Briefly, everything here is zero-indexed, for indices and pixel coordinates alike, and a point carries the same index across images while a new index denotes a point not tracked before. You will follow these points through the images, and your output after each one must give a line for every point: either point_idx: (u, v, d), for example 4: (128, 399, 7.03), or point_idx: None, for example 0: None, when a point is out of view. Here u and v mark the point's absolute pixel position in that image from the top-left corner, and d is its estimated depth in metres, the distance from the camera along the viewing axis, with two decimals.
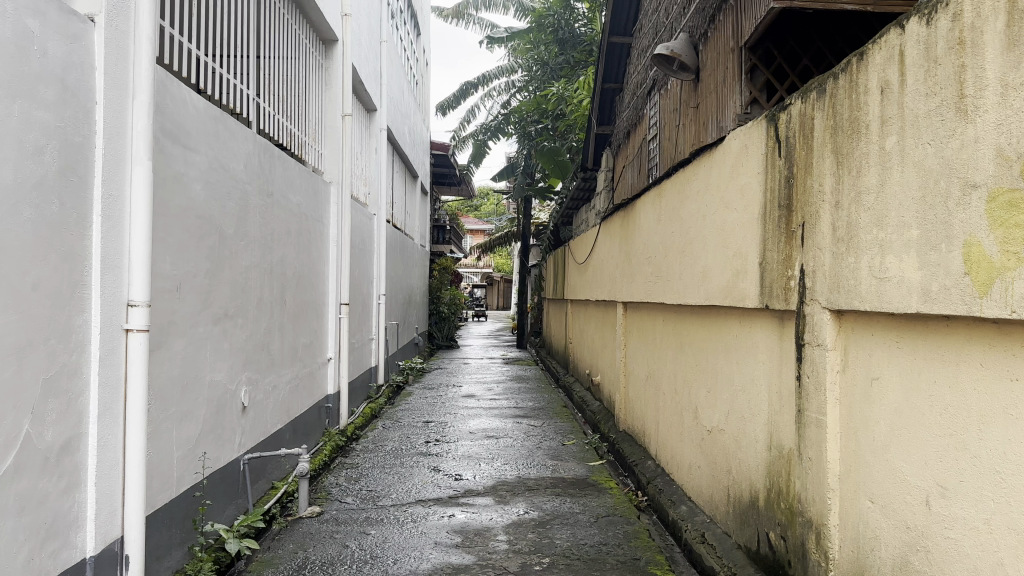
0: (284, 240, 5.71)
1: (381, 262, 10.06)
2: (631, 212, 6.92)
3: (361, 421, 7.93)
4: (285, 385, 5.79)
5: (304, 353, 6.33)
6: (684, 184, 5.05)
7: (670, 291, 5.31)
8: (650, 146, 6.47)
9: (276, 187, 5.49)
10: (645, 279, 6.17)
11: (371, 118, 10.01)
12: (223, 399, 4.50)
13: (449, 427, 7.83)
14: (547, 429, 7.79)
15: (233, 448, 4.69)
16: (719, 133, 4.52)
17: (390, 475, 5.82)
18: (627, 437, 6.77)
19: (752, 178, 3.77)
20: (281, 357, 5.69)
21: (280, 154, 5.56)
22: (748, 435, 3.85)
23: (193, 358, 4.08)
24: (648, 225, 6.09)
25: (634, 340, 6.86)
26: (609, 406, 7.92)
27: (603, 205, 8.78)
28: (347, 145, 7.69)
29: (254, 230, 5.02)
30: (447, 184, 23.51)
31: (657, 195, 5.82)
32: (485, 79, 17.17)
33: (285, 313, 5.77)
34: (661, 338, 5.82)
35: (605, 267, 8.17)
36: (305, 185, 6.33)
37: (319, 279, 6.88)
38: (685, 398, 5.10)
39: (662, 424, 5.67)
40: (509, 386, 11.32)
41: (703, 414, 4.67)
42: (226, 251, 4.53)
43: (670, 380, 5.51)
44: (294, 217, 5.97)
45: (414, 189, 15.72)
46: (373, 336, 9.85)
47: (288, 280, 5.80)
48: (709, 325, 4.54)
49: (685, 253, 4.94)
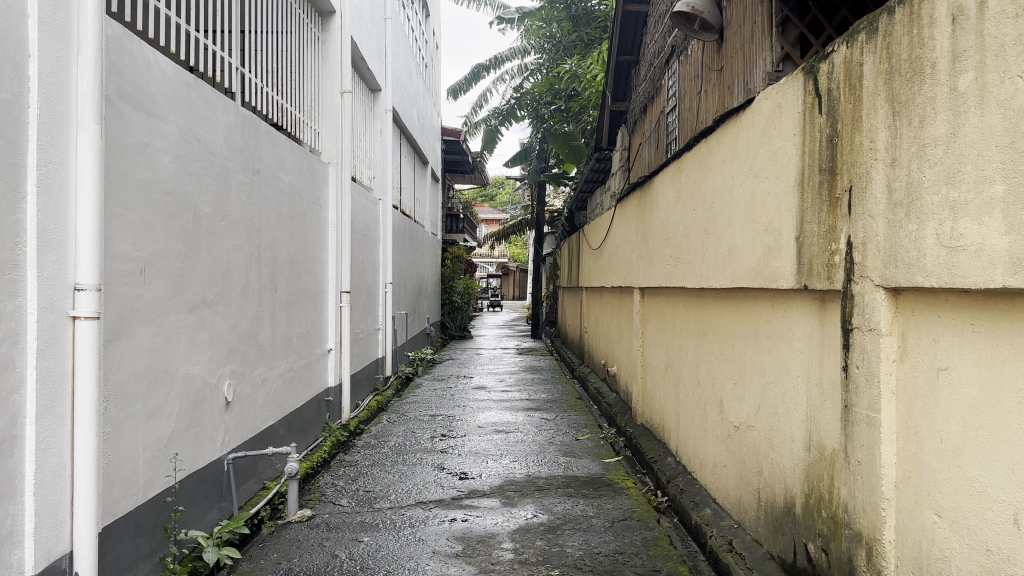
0: (274, 223, 5.31)
1: (387, 249, 9.67)
2: (648, 191, 6.48)
3: (365, 415, 7.54)
4: (278, 378, 5.41)
5: (300, 344, 5.95)
6: (706, 156, 4.60)
7: (692, 274, 4.86)
8: (668, 119, 6.03)
9: (263, 164, 5.09)
10: (664, 262, 5.72)
11: (375, 99, 9.62)
12: (202, 394, 4.12)
13: (457, 421, 7.43)
14: (560, 422, 7.37)
15: (215, 447, 4.31)
16: (746, 95, 4.06)
17: (391, 474, 5.42)
18: (645, 432, 6.33)
19: (787, 142, 3.32)
20: (273, 348, 5.30)
21: (267, 129, 5.16)
22: (782, 432, 3.42)
23: (164, 349, 3.69)
24: (666, 204, 5.63)
25: (652, 328, 6.41)
26: (625, 398, 7.49)
27: (618, 186, 8.33)
28: (347, 124, 7.29)
29: (237, 210, 4.63)
30: (461, 172, 23.10)
31: (677, 170, 5.36)
32: (498, 61, 16.69)
33: (277, 301, 5.39)
34: (682, 325, 5.35)
35: (622, 251, 7.70)
36: (299, 164, 5.93)
37: (317, 265, 6.49)
38: (709, 390, 4.66)
39: (684, 418, 5.22)
40: (522, 378, 10.91)
41: (729, 408, 4.23)
42: (203, 232, 4.13)
43: (692, 371, 5.06)
44: (285, 197, 5.56)
45: (424, 175, 15.31)
46: (379, 326, 9.47)
47: (279, 265, 5.41)
48: (736, 310, 4.09)
49: (709, 231, 4.49)
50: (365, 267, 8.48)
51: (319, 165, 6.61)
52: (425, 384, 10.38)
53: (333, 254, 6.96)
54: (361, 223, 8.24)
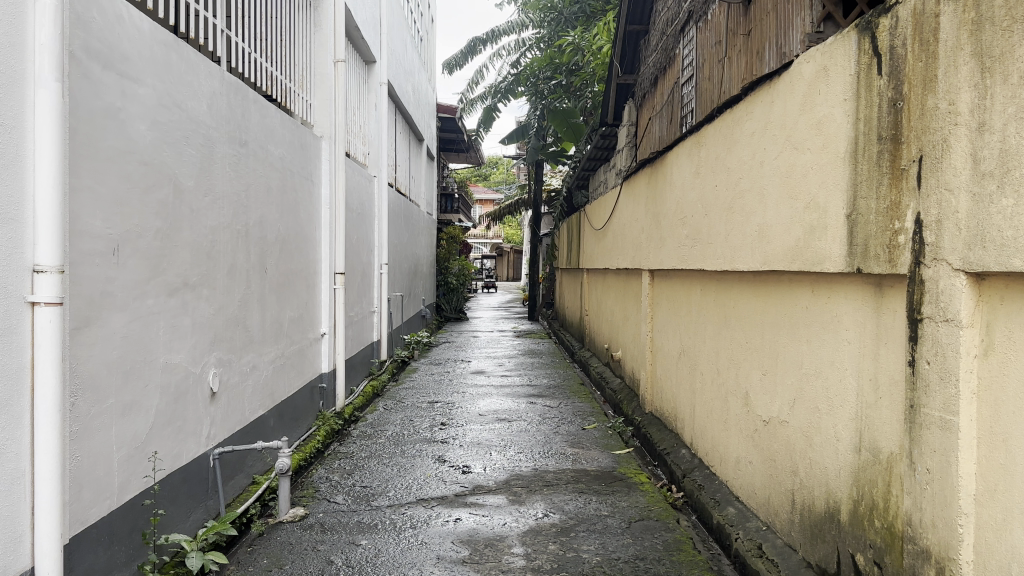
0: (264, 199, 4.95)
1: (382, 229, 9.31)
2: (660, 167, 6.12)
3: (360, 402, 7.21)
4: (268, 366, 5.07)
5: (292, 328, 5.61)
6: (733, 127, 4.25)
7: (714, 255, 4.53)
8: (684, 91, 5.67)
9: (251, 134, 4.73)
10: (679, 242, 5.38)
11: (370, 71, 9.22)
12: (185, 384, 3.78)
13: (457, 409, 7.10)
14: (564, 410, 7.05)
15: (200, 442, 3.97)
16: (780, 59, 3.71)
17: (389, 467, 5.10)
18: (655, 421, 6.01)
19: (836, 108, 2.98)
20: (263, 333, 4.97)
21: (255, 97, 4.78)
22: (826, 430, 3.10)
23: (142, 337, 3.35)
24: (682, 181, 5.28)
25: (663, 312, 6.09)
26: (632, 385, 7.19)
27: (624, 163, 7.98)
28: (341, 96, 6.91)
29: (223, 185, 4.27)
30: (457, 150, 22.68)
31: (695, 145, 5.02)
32: (495, 35, 16.22)
33: (267, 283, 5.04)
34: (700, 309, 5.02)
35: (629, 231, 7.35)
36: (289, 137, 5.56)
37: (310, 244, 6.14)
38: (732, 380, 4.34)
39: (701, 410, 4.90)
40: (521, 361, 10.60)
41: (757, 400, 3.92)
42: (185, 208, 3.77)
43: (712, 359, 4.74)
44: (275, 171, 5.19)
45: (420, 153, 14.91)
46: (375, 309, 9.13)
47: (269, 245, 5.05)
48: (768, 294, 3.76)
49: (733, 210, 4.16)
50: (360, 248, 8.13)
51: (312, 139, 6.24)
52: (421, 368, 10.05)
53: (327, 233, 6.60)
54: (355, 201, 7.87)
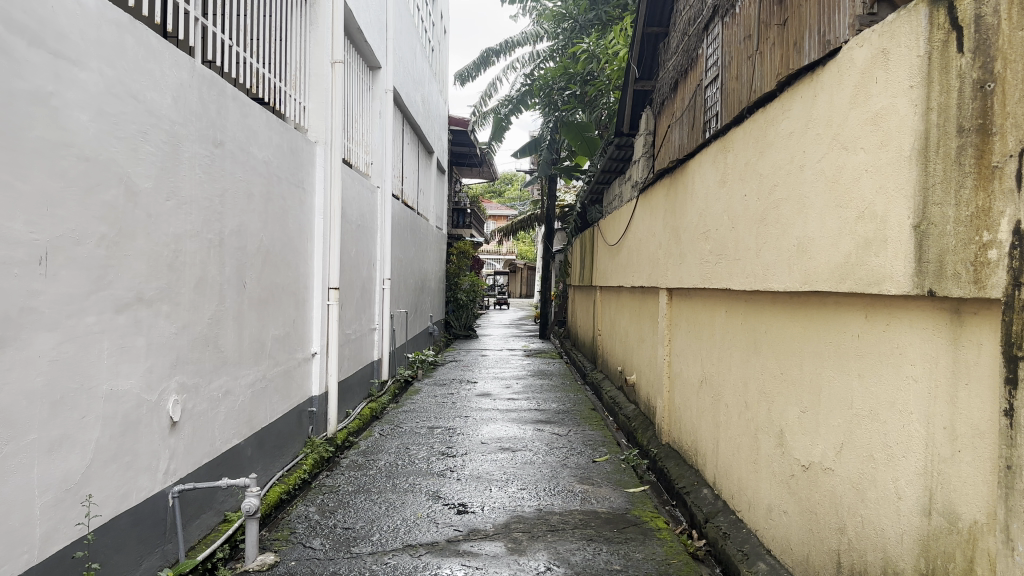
0: (244, 206, 4.50)
1: (385, 242, 8.85)
2: (680, 176, 5.63)
3: (354, 427, 6.72)
4: (246, 389, 4.61)
5: (276, 348, 5.13)
6: (767, 128, 3.75)
7: (742, 273, 4.02)
8: (708, 93, 5.19)
9: (229, 134, 4.28)
10: (701, 259, 4.88)
11: (375, 77, 8.80)
12: (137, 414, 3.31)
13: (457, 435, 6.59)
14: (574, 438, 6.53)
15: (156, 479, 3.50)
16: (822, 48, 3.22)
17: (377, 505, 4.60)
18: (674, 455, 5.48)
19: (898, 98, 2.48)
20: (241, 354, 4.51)
21: (235, 93, 4.34)
22: (882, 484, 2.60)
23: (78, 361, 2.87)
24: (706, 191, 4.78)
25: (683, 334, 5.57)
26: (647, 412, 6.66)
27: (641, 174, 7.49)
28: (338, 99, 6.46)
29: (191, 189, 3.81)
30: (469, 165, 22.29)
31: (722, 151, 4.51)
32: (509, 46, 15.80)
33: (247, 299, 4.58)
34: (725, 333, 4.50)
35: (645, 247, 6.83)
36: (277, 140, 5.11)
37: (300, 257, 5.68)
38: (764, 415, 3.83)
39: (728, 448, 4.38)
40: (530, 383, 10.10)
41: (794, 442, 3.42)
42: (140, 213, 3.31)
43: (739, 390, 4.22)
44: (259, 176, 4.75)
45: (429, 165, 14.49)
46: (376, 326, 8.66)
47: (249, 257, 4.59)
48: (810, 319, 3.26)
49: (767, 223, 3.67)
50: (359, 261, 7.67)
51: (305, 144, 5.79)
52: (425, 389, 9.55)
53: (320, 245, 6.12)
54: (355, 213, 7.42)
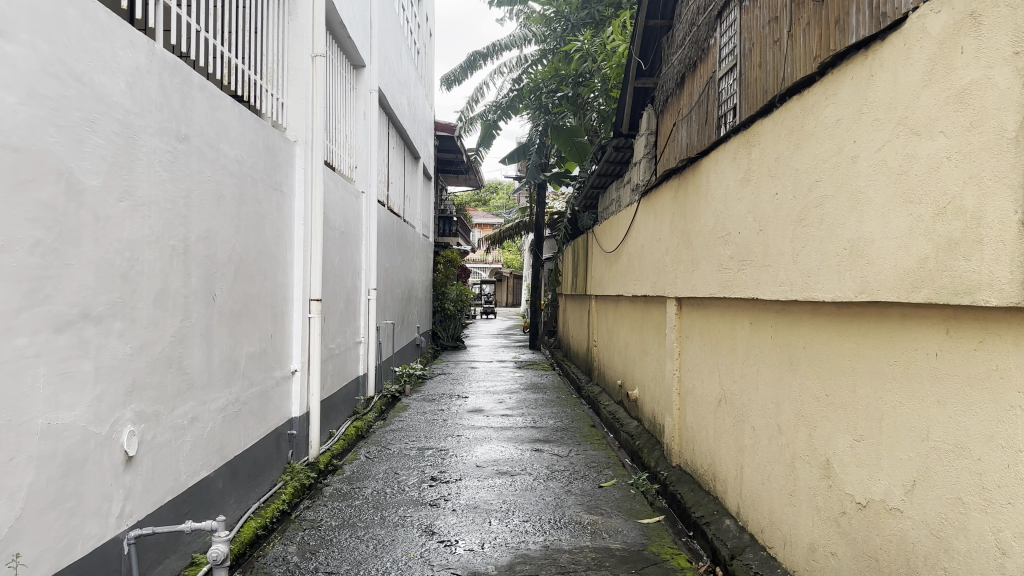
0: (214, 210, 4.03)
1: (370, 250, 8.37)
2: (691, 176, 5.20)
3: (338, 449, 6.23)
4: (217, 414, 4.12)
5: (251, 367, 4.64)
6: (806, 116, 3.33)
7: (774, 282, 3.59)
8: (723, 86, 4.76)
9: (196, 129, 3.80)
10: (719, 266, 4.44)
11: (359, 76, 8.33)
12: (83, 450, 2.82)
13: (450, 457, 6.11)
14: (576, 460, 6.08)
15: (107, 524, 3.00)
16: (874, 21, 2.78)
17: (364, 543, 4.11)
18: (688, 480, 5.03)
19: (996, 70, 2.05)
20: (210, 375, 4.02)
21: (202, 83, 3.86)
22: (974, 534, 2.17)
23: (4, 392, 2.38)
24: (726, 192, 4.35)
25: (695, 348, 5.13)
26: (653, 430, 6.22)
27: (641, 177, 7.07)
28: (319, 96, 5.98)
29: (151, 189, 3.33)
30: (455, 171, 21.83)
31: (746, 147, 4.09)
32: (496, 49, 15.35)
33: (219, 314, 4.11)
34: (751, 348, 4.06)
35: (649, 254, 6.39)
36: (251, 137, 4.63)
37: (278, 267, 5.20)
38: (804, 443, 3.40)
39: (756, 475, 3.95)
40: (523, 398, 9.62)
41: (847, 475, 2.99)
42: (87, 214, 2.82)
43: (770, 413, 3.79)
44: (231, 177, 4.27)
45: (415, 171, 14.03)
46: (360, 339, 8.16)
47: (220, 267, 4.11)
48: (867, 334, 2.84)
49: (808, 223, 3.25)
50: (343, 270, 7.19)
51: (283, 143, 5.30)
52: (413, 405, 9.07)
53: (301, 253, 5.63)
54: (338, 219, 6.94)
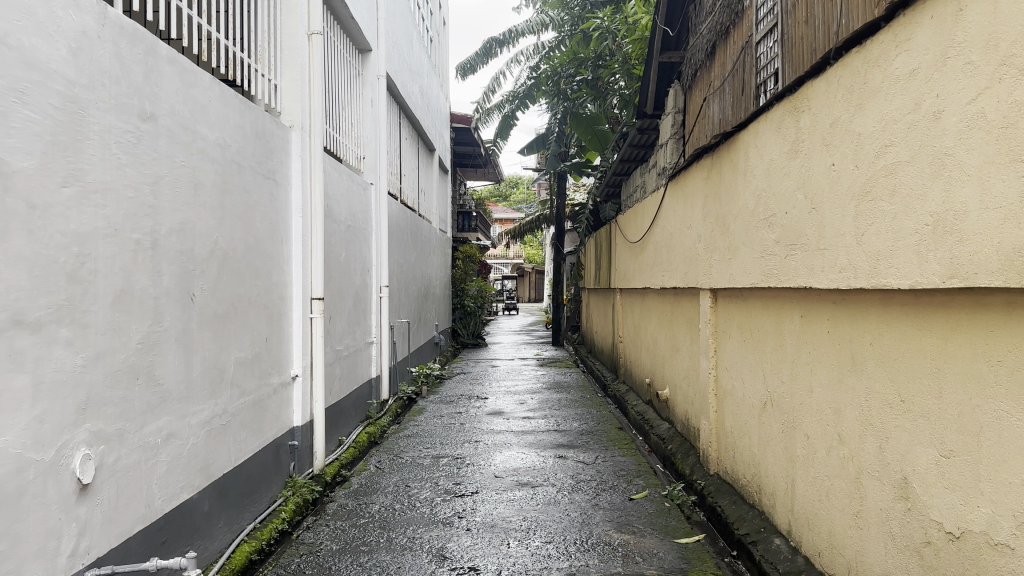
0: (191, 199, 3.59)
1: (380, 246, 7.92)
2: (725, 154, 4.68)
3: (345, 459, 5.78)
4: (200, 428, 3.69)
5: (241, 373, 4.20)
6: (871, 70, 2.81)
7: (835, 269, 3.08)
8: (764, 49, 4.25)
9: (165, 107, 3.35)
10: (763, 252, 3.92)
11: (366, 61, 7.87)
12: (18, 482, 2.38)
13: (466, 467, 5.64)
14: (603, 467, 5.59)
15: (56, 565, 2.56)
16: None
17: (366, 572, 3.64)
18: (729, 491, 4.56)
19: None
20: (191, 385, 3.58)
21: (171, 55, 3.41)
22: None
23: None
24: (770, 167, 3.83)
25: (735, 343, 4.62)
26: (687, 434, 5.72)
27: (668, 160, 6.55)
28: (317, 78, 5.52)
29: (105, 175, 2.88)
30: (473, 165, 21.37)
31: (793, 114, 3.58)
32: (513, 36, 14.85)
33: (199, 317, 3.67)
34: (804, 344, 3.55)
35: (679, 243, 5.86)
36: (236, 119, 4.18)
37: (273, 264, 4.76)
38: (874, 456, 2.88)
39: (813, 490, 3.46)
40: (545, 398, 9.14)
41: (930, 499, 2.48)
42: (16, 201, 2.37)
43: (829, 420, 3.27)
44: (212, 163, 3.83)
45: (431, 164, 13.56)
46: (373, 339, 7.71)
47: (200, 264, 3.67)
48: (956, 327, 2.34)
49: (878, 195, 2.73)
50: (350, 267, 6.73)
51: (276, 128, 4.85)
52: (430, 408, 8.61)
53: (300, 248, 5.18)
54: (343, 212, 6.48)
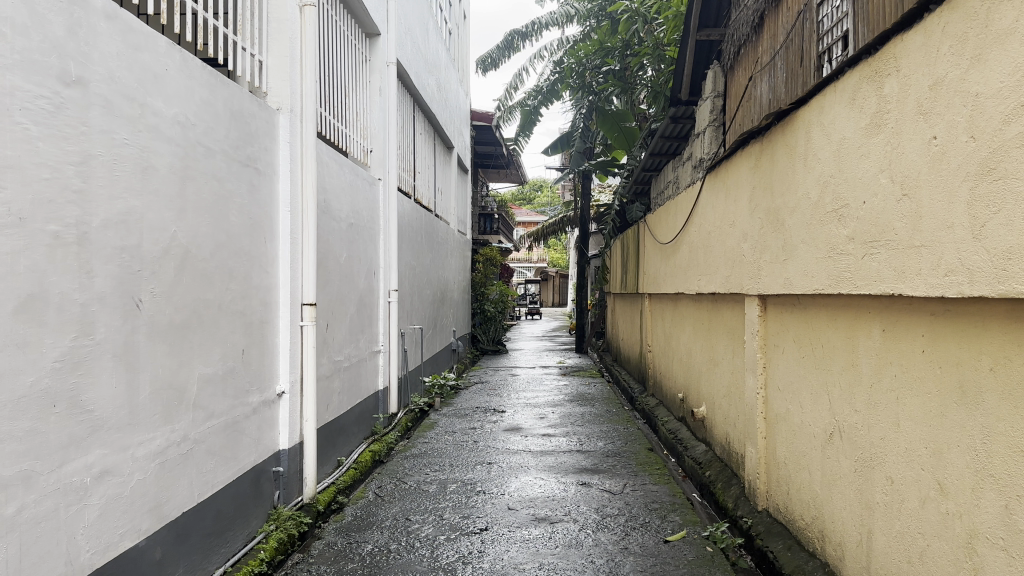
0: (136, 185, 2.97)
1: (389, 247, 7.30)
2: (779, 136, 4.00)
3: (342, 484, 5.16)
4: (149, 460, 3.07)
5: (208, 392, 3.58)
6: (996, 9, 2.12)
7: (940, 272, 2.39)
8: (830, 10, 3.58)
9: (99, 72, 2.73)
10: (833, 251, 3.23)
11: (374, 46, 7.26)
12: None
13: (476, 496, 4.98)
14: (632, 498, 4.91)
15: None
16: None
17: None
18: (782, 533, 3.87)
19: None
20: (135, 411, 2.96)
21: (110, 8, 2.80)
22: None
23: None
24: (842, 149, 3.15)
25: (791, 358, 3.92)
26: (729, 459, 5.02)
27: (705, 151, 5.86)
28: (311, 56, 4.90)
29: (4, 148, 2.27)
30: (495, 166, 20.76)
31: (873, 81, 2.89)
32: (536, 29, 14.20)
33: (149, 327, 3.06)
34: (887, 365, 2.87)
35: (720, 243, 5.17)
36: (203, 94, 3.57)
37: (254, 266, 4.14)
38: (996, 519, 2.18)
39: (898, 550, 2.77)
40: (568, 412, 8.45)
41: None
42: None
43: (927, 464, 2.58)
44: (167, 142, 3.22)
45: (449, 163, 12.96)
46: (380, 348, 7.09)
47: (149, 262, 3.05)
48: None
49: (1010, 173, 2.04)
50: (352, 270, 6.12)
51: (259, 110, 4.23)
52: (443, 422, 7.97)
53: (288, 247, 4.56)
54: (344, 208, 5.88)
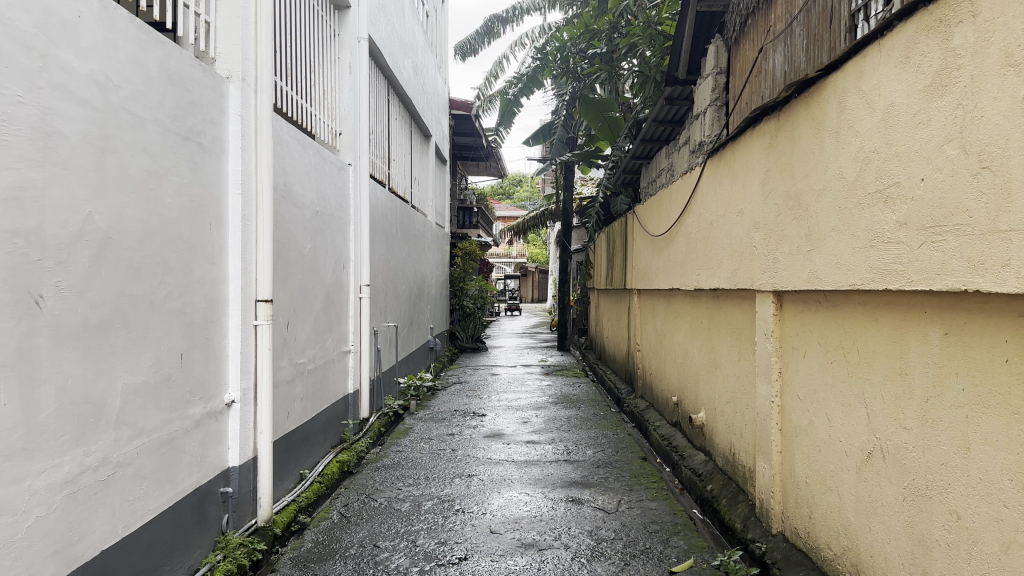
0: (34, 154, 2.40)
1: (361, 238, 6.74)
2: (802, 109, 3.49)
3: (303, 502, 4.60)
4: (55, 492, 2.50)
5: (137, 406, 3.02)
6: None
7: None
8: None
9: None
10: (879, 237, 2.72)
11: (342, 20, 6.67)
12: None
13: (454, 517, 4.44)
14: (629, 519, 4.41)
15: None
16: None
17: None
18: (803, 562, 3.39)
19: None
20: (33, 433, 2.40)
21: None
22: None
23: None
24: (892, 119, 2.65)
25: (816, 364, 3.42)
26: (735, 473, 4.53)
27: (705, 133, 5.36)
28: (267, 20, 4.33)
29: None
30: (474, 158, 20.21)
31: (936, 34, 2.39)
32: (518, 13, 13.64)
33: (53, 328, 2.49)
34: (950, 377, 2.37)
35: (725, 234, 4.68)
36: (131, 51, 3.00)
37: (196, 257, 3.58)
38: None
39: None
40: (551, 416, 7.94)
41: None
42: None
43: (1012, 500, 2.08)
44: (79, 104, 2.64)
45: (426, 152, 12.39)
46: (350, 348, 6.52)
47: (50, 248, 2.48)
48: None
49: None
50: (318, 263, 5.55)
51: (203, 76, 3.66)
52: (418, 427, 7.42)
53: (239, 236, 3.99)
54: (308, 194, 5.32)
